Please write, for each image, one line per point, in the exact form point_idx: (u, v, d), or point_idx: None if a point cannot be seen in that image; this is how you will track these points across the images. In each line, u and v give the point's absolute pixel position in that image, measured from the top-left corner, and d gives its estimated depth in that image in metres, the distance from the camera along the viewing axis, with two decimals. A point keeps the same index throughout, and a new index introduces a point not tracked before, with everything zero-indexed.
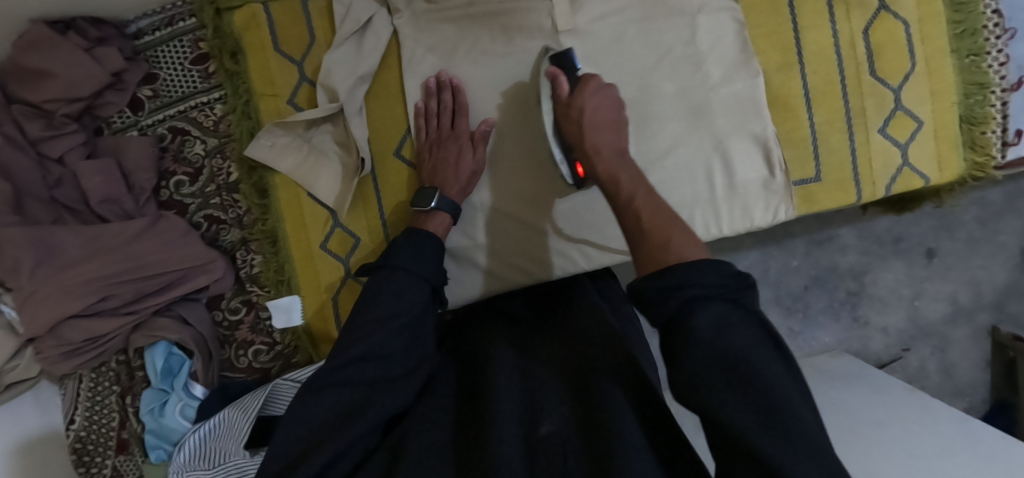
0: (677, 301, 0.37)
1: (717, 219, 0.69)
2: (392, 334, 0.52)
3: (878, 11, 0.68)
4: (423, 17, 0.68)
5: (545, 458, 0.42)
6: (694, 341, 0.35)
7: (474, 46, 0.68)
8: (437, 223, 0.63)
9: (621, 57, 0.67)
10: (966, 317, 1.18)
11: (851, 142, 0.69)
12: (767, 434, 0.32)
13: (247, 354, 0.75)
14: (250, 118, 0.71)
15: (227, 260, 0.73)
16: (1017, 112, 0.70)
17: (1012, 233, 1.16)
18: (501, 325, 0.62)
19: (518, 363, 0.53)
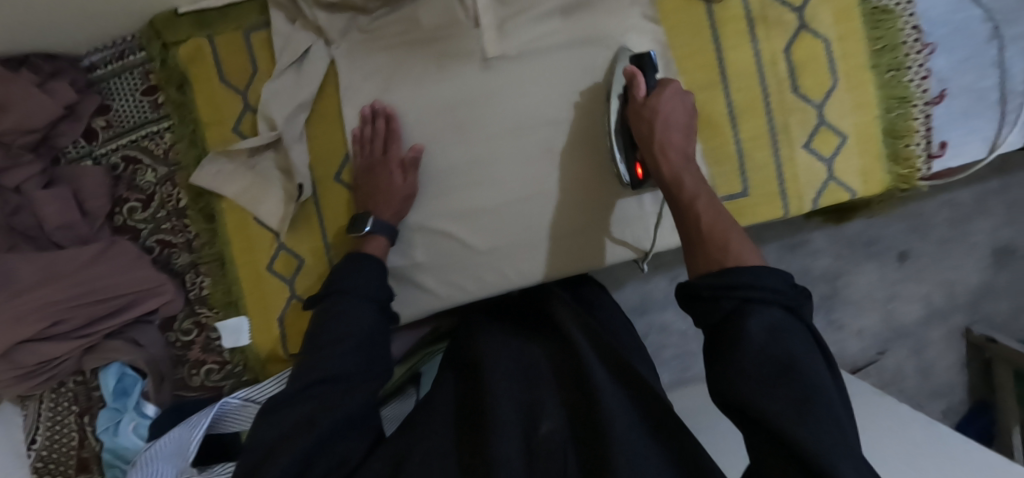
0: (733, 299, 0.44)
1: (647, 234, 0.74)
2: (352, 352, 0.56)
3: (798, 31, 0.70)
4: (360, 46, 0.71)
5: (546, 457, 0.48)
6: (748, 336, 0.42)
7: (408, 71, 0.70)
8: (374, 246, 0.67)
9: (551, 81, 0.70)
10: (940, 319, 1.22)
11: (776, 157, 0.71)
12: (805, 426, 0.38)
13: (199, 373, 0.78)
14: (197, 146, 0.74)
15: (177, 283, 0.76)
16: (941, 125, 0.72)
17: (984, 233, 1.20)
18: (499, 331, 0.68)
19: (509, 368, 0.59)
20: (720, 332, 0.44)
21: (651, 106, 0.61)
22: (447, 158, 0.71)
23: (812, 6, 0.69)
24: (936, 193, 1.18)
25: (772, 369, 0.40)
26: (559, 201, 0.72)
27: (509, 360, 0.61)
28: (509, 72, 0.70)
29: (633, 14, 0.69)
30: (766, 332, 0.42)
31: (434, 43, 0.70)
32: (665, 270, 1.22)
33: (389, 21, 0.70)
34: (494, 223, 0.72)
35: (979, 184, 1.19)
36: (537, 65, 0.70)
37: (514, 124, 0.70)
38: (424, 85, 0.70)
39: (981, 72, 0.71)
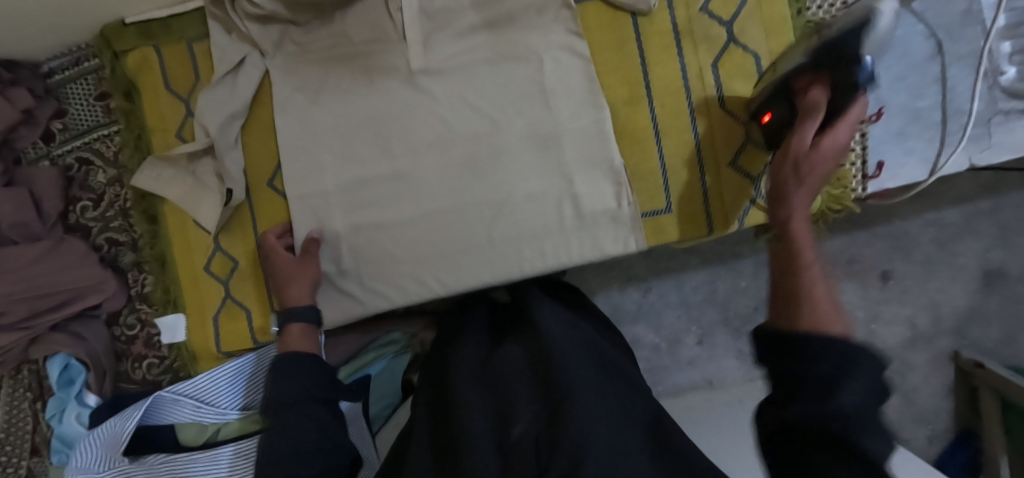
0: (825, 364, 0.40)
1: (568, 250, 0.71)
2: (306, 407, 0.62)
3: (726, 45, 0.69)
4: (294, 57, 0.74)
5: (518, 458, 0.50)
6: (842, 397, 0.38)
7: (341, 84, 0.73)
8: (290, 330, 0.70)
9: (470, 95, 0.71)
10: (925, 342, 1.12)
11: (702, 173, 0.70)
12: (874, 442, 0.36)
13: (140, 367, 0.81)
14: (141, 150, 0.77)
15: (119, 280, 0.79)
16: (877, 144, 0.69)
17: (971, 254, 1.12)
18: (472, 342, 0.71)
19: (477, 380, 0.62)
20: (794, 387, 0.41)
21: (807, 155, 0.53)
22: (379, 167, 0.74)
23: (740, 21, 0.69)
24: (921, 211, 1.11)
25: (862, 419, 0.37)
26: (479, 215, 0.72)
27: (477, 371, 0.64)
28: (436, 88, 0.72)
29: (557, 31, 0.70)
30: (863, 384, 0.39)
31: (365, 57, 0.72)
32: (635, 282, 1.20)
33: (318, 33, 0.73)
34: (415, 234, 0.73)
35: (968, 203, 1.08)
36: (462, 80, 0.71)
37: (437, 135, 0.73)
38: (356, 97, 0.73)
39: (920, 91, 0.68)
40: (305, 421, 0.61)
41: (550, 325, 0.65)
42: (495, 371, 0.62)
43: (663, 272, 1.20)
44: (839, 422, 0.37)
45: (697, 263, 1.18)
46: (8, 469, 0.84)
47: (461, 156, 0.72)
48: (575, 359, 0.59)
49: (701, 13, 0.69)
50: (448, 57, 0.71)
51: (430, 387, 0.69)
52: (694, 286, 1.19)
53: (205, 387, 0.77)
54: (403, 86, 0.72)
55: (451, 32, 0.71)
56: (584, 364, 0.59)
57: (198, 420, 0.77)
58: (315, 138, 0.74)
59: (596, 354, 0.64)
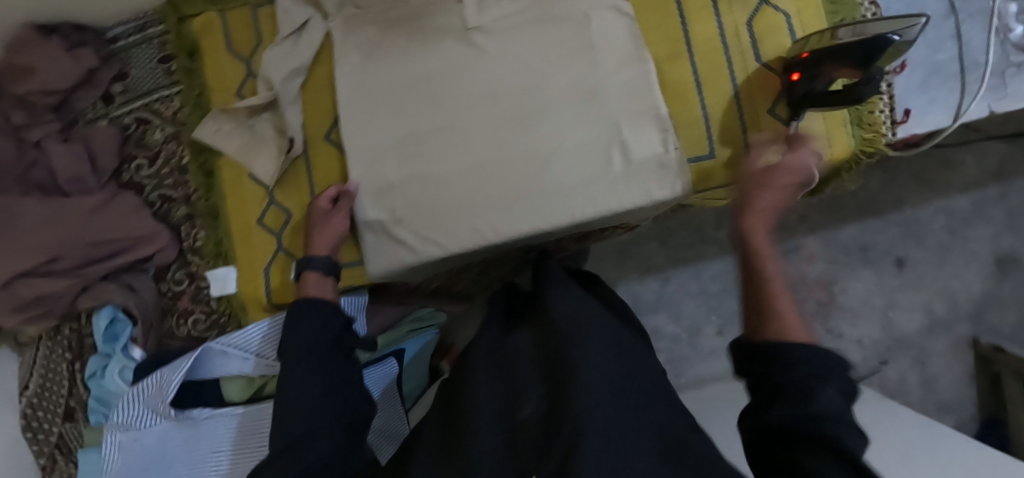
0: (801, 369, 0.45)
1: (616, 196, 0.74)
2: (308, 348, 0.63)
3: (760, 5, 0.74)
4: (351, 16, 0.78)
5: (525, 437, 0.52)
6: (818, 402, 0.41)
7: (392, 43, 0.77)
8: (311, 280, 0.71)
9: (520, 51, 0.75)
10: (944, 328, 1.19)
11: (742, 120, 0.74)
12: (849, 438, 0.39)
13: (186, 323, 0.81)
14: (202, 109, 0.80)
15: (171, 233, 0.80)
16: (903, 93, 0.74)
17: (982, 240, 1.19)
18: (486, 334, 0.71)
19: (490, 367, 0.64)
20: (781, 394, 0.45)
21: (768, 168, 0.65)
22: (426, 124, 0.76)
23: None
24: (930, 198, 1.18)
25: (836, 414, 0.41)
26: (533, 163, 0.75)
27: (491, 359, 0.65)
28: (487, 45, 0.76)
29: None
30: (833, 383, 0.43)
31: (419, 20, 0.77)
32: (655, 273, 1.23)
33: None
34: (462, 184, 0.75)
35: (976, 189, 1.17)
36: (512, 37, 0.76)
37: (484, 90, 0.76)
38: (408, 51, 0.77)
39: (938, 46, 0.74)
40: (313, 363, 0.62)
41: (559, 308, 0.65)
42: (509, 358, 0.64)
43: (682, 263, 1.23)
44: (827, 422, 0.40)
45: (715, 252, 1.22)
46: (39, 436, 0.83)
47: (506, 114, 0.75)
48: (585, 336, 0.59)
49: None
50: (499, 18, 0.76)
51: (448, 382, 0.69)
52: (712, 275, 1.23)
53: (254, 338, 0.76)
54: (458, 42, 0.76)
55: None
56: (592, 341, 0.59)
57: (245, 373, 0.77)
58: (371, 95, 0.77)
59: (614, 335, 0.62)
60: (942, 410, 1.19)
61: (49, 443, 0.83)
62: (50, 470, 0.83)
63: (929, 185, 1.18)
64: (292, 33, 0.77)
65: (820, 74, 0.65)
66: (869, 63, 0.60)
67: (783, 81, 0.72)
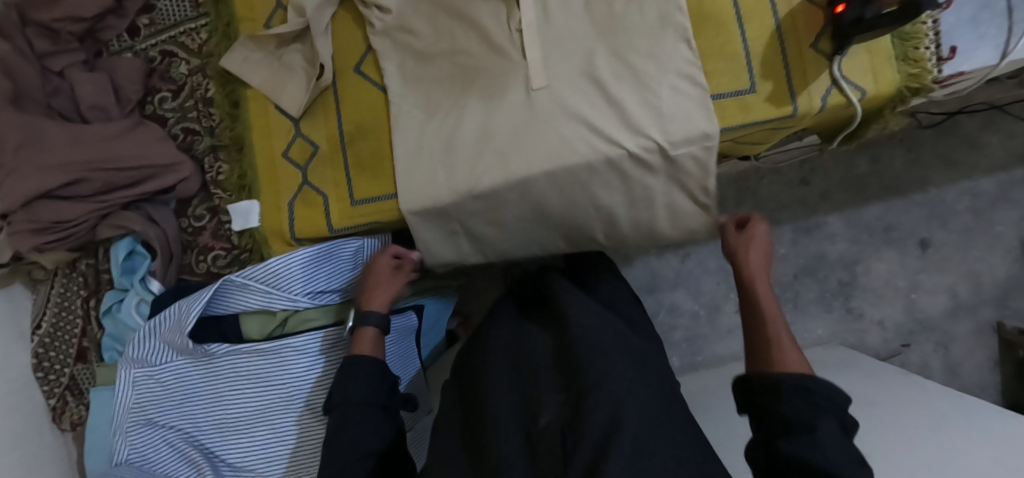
0: (799, 408, 0.46)
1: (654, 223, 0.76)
2: (360, 410, 0.59)
3: None
4: (413, 68, 0.74)
5: (544, 445, 0.49)
6: (820, 432, 0.43)
7: (441, 91, 0.73)
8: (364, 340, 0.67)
9: (589, 114, 0.68)
10: (967, 312, 1.16)
11: (784, 53, 0.72)
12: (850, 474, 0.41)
13: (206, 259, 0.78)
14: (229, 39, 0.79)
15: (195, 164, 0.78)
16: (950, 30, 0.72)
17: (1009, 223, 1.15)
18: (498, 329, 0.68)
19: (506, 366, 0.60)
20: (789, 430, 0.45)
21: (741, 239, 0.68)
22: (454, 63, 0.73)
23: None
24: (955, 180, 1.16)
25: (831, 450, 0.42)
26: (578, 195, 0.72)
27: (507, 357, 0.62)
28: (554, 102, 0.69)
29: (677, 46, 0.68)
30: (835, 429, 0.44)
31: (479, 78, 0.71)
32: (674, 250, 1.21)
33: (436, 62, 0.73)
34: (517, 209, 0.74)
35: (1002, 171, 1.14)
36: (581, 103, 0.68)
37: (547, 145, 0.69)
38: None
39: None
40: (358, 422, 0.58)
41: (578, 316, 0.61)
42: (524, 359, 0.61)
43: (704, 237, 1.21)
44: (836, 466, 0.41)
45: None
46: (50, 377, 0.80)
47: (566, 196, 0.72)
48: (608, 349, 0.56)
49: None
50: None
51: (455, 380, 0.66)
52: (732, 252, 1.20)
53: (277, 272, 0.73)
54: None
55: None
56: (613, 352, 0.56)
57: (268, 307, 0.74)
58: (433, 160, 0.72)
59: (640, 353, 0.59)
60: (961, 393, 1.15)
61: (59, 385, 0.80)
62: (60, 412, 0.80)
63: (954, 166, 1.16)
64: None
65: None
66: None
67: (829, 14, 0.70)
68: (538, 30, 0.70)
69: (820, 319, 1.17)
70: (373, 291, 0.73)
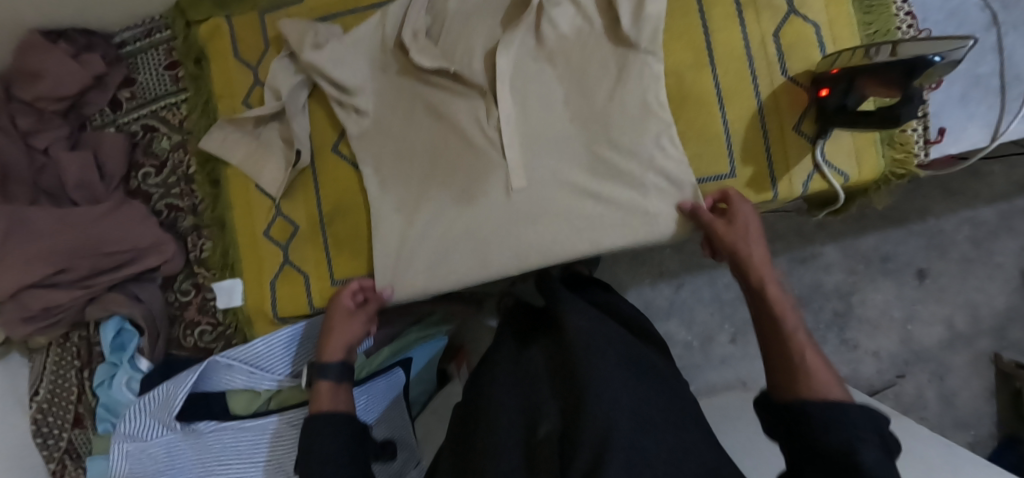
0: (837, 435, 0.42)
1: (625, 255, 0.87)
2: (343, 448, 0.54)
3: (788, 15, 0.71)
4: (385, 143, 0.74)
5: (542, 457, 0.50)
6: (864, 459, 0.39)
7: (420, 177, 0.73)
8: (322, 392, 0.61)
9: (563, 211, 0.69)
10: (964, 343, 1.10)
11: (765, 136, 0.71)
12: None
13: (193, 333, 0.80)
14: (208, 116, 0.79)
15: (178, 244, 0.80)
16: (937, 110, 0.70)
17: (1010, 254, 1.10)
18: (503, 343, 0.72)
19: (509, 382, 0.63)
20: (829, 460, 0.41)
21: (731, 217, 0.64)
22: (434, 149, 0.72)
23: None
24: (955, 209, 1.11)
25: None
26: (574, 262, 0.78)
27: (509, 370, 0.65)
28: (538, 199, 0.69)
29: (656, 144, 0.68)
30: (877, 451, 0.40)
31: (457, 173, 0.71)
32: (666, 281, 1.17)
33: (416, 159, 0.73)
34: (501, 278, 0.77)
35: (1005, 201, 1.09)
36: (561, 202, 0.69)
37: (522, 220, 0.69)
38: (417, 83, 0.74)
39: (979, 58, 0.70)
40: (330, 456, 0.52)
41: (576, 322, 0.64)
42: (526, 376, 0.63)
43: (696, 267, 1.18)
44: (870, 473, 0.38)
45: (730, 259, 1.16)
46: (48, 442, 0.82)
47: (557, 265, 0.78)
48: (603, 349, 0.59)
49: None
50: (545, 40, 0.71)
51: (456, 414, 0.68)
52: (726, 283, 1.16)
53: (260, 352, 0.75)
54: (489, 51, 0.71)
55: (506, 35, 0.70)
56: (609, 354, 0.58)
57: (253, 387, 0.77)
58: (411, 257, 0.72)
59: (645, 367, 0.61)
60: (956, 426, 1.09)
61: (58, 449, 0.82)
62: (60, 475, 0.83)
63: (954, 196, 1.10)
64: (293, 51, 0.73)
65: (853, 89, 0.61)
66: (909, 76, 0.56)
67: (812, 96, 0.68)
68: (518, 126, 0.70)
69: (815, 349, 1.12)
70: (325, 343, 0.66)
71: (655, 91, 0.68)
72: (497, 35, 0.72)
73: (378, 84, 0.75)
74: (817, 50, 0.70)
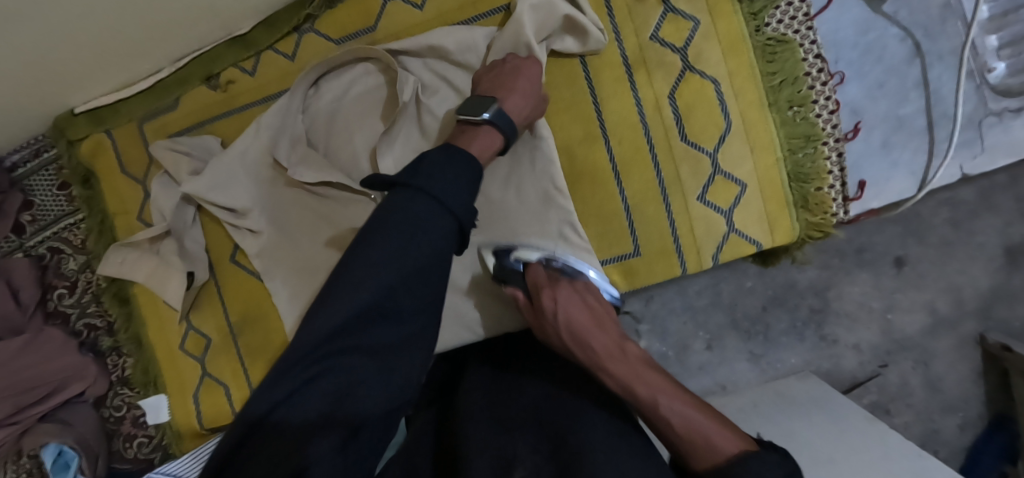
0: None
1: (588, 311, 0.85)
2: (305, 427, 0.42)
3: (682, 72, 0.64)
4: (274, 246, 0.71)
5: None
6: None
7: (311, 284, 0.70)
8: (482, 143, 0.56)
9: (467, 315, 0.68)
10: (947, 327, 0.91)
11: (668, 211, 0.66)
12: None
13: (132, 446, 0.82)
14: (107, 236, 0.77)
15: (99, 365, 0.80)
16: (856, 162, 0.65)
17: (994, 232, 0.88)
18: (478, 372, 0.64)
19: (478, 412, 0.56)
20: None
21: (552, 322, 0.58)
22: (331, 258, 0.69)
23: (695, 44, 0.64)
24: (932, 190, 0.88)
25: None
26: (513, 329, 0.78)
27: (485, 401, 0.58)
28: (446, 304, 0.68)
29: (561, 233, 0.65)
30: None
31: None
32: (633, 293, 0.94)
33: (319, 274, 0.70)
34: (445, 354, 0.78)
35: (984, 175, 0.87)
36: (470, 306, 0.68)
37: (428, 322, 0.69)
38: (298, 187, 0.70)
39: (901, 98, 0.64)
40: (420, 235, 0.45)
41: (555, 376, 0.59)
42: (503, 409, 0.56)
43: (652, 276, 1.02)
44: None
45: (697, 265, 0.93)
46: None
47: None
48: (586, 408, 0.53)
49: (652, 41, 0.64)
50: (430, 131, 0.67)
51: (435, 430, 0.61)
52: (698, 290, 0.92)
53: None
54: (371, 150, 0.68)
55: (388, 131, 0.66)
56: (592, 410, 0.53)
57: None
58: None
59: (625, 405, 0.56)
60: (944, 411, 0.92)
61: None
62: None
63: None
64: (171, 173, 0.72)
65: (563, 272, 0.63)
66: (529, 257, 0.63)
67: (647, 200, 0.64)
68: None
69: (793, 349, 0.93)
70: (502, 94, 0.58)
71: (552, 176, 0.64)
72: (377, 134, 0.68)
73: (253, 184, 0.70)
74: (719, 111, 0.64)
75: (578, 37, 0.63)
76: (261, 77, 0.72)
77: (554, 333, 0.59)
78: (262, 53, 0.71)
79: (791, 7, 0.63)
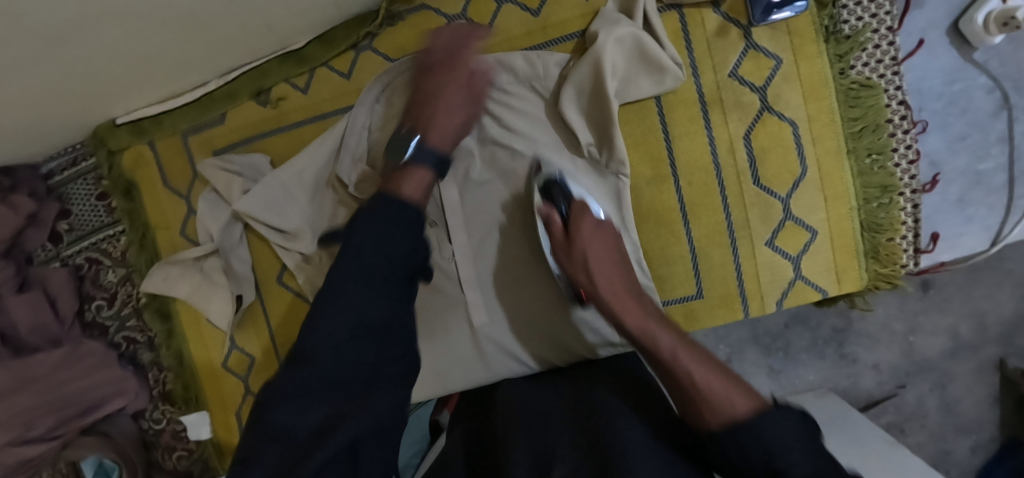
0: (758, 446, 0.40)
1: None
2: (298, 414, 0.44)
3: (760, 113, 0.62)
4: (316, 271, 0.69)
5: None
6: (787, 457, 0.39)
7: None
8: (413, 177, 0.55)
9: (517, 348, 0.66)
10: (968, 351, 0.83)
11: (735, 255, 0.64)
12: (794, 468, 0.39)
13: (170, 458, 0.82)
14: (147, 250, 0.75)
15: (140, 379, 0.80)
16: (929, 214, 0.64)
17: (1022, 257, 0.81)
18: (512, 387, 0.62)
19: (523, 424, 0.52)
20: (754, 459, 0.40)
21: (577, 244, 0.58)
22: None
23: (775, 85, 0.61)
24: None
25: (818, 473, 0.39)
26: None
27: (520, 412, 0.55)
28: (498, 338, 0.66)
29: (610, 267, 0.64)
30: (806, 450, 0.40)
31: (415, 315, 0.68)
32: None
33: None
34: None
35: None
36: (519, 342, 0.66)
37: (476, 349, 0.67)
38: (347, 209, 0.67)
39: (982, 152, 0.63)
40: (389, 273, 0.48)
41: (585, 383, 0.58)
42: (540, 418, 0.53)
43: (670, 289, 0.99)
44: (778, 441, 0.40)
45: None
46: None
47: None
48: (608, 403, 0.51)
49: (730, 79, 0.62)
50: (497, 160, 0.65)
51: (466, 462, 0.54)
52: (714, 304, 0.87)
53: None
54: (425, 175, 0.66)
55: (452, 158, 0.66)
56: (620, 406, 0.50)
57: None
58: None
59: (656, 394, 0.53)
60: (956, 432, 0.84)
61: None
62: None
63: None
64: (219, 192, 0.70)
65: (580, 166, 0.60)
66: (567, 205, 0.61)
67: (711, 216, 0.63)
68: (471, 261, 0.67)
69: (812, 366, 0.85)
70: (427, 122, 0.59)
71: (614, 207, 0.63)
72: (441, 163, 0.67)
73: (304, 209, 0.68)
74: (797, 156, 0.62)
75: (654, 77, 0.61)
76: (314, 94, 0.68)
77: (581, 256, 0.58)
78: (315, 70, 0.68)
79: (878, 50, 0.61)
